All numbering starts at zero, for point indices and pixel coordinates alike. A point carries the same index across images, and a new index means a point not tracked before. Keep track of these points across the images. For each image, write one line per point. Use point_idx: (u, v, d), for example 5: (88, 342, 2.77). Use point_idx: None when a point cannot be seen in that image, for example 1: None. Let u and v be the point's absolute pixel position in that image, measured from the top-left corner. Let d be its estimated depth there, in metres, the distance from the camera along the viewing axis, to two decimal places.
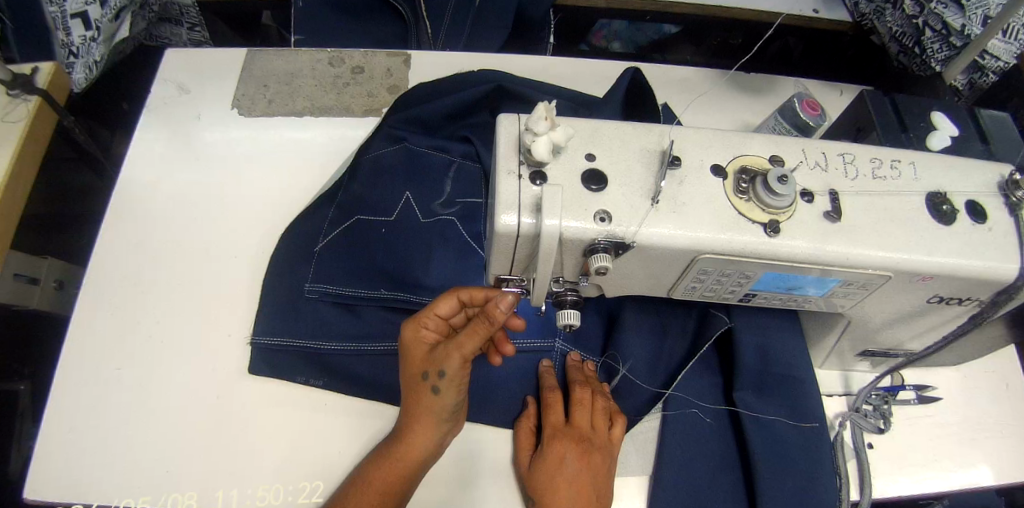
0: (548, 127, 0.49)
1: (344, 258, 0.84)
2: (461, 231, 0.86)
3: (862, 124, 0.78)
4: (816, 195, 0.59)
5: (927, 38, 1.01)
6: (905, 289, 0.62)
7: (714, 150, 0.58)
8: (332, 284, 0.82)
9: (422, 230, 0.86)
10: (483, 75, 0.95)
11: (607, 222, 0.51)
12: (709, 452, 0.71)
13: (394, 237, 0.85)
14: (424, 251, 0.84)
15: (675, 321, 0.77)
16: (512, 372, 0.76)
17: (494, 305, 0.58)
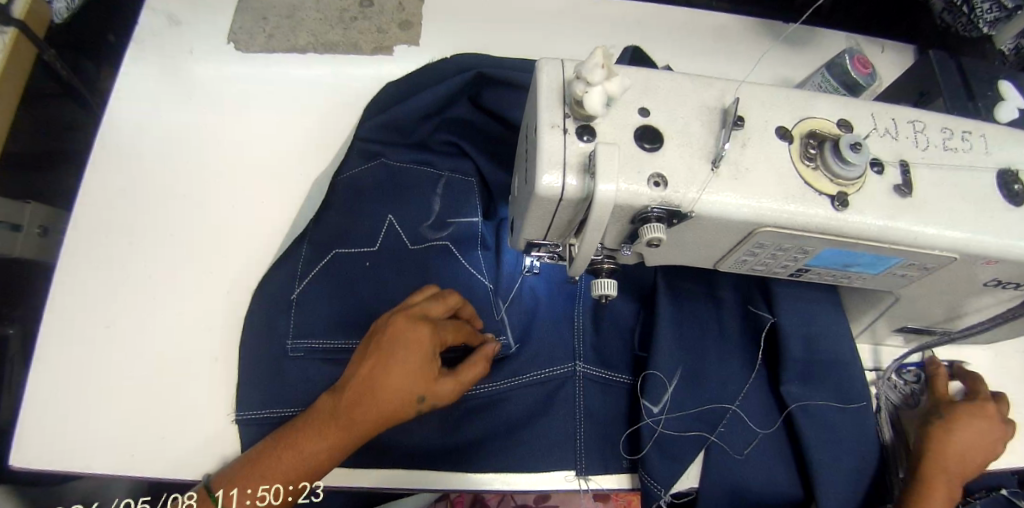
0: (604, 76, 0.43)
1: (350, 213, 0.77)
2: (479, 191, 0.80)
3: (923, 87, 0.72)
4: (886, 166, 0.54)
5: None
6: (967, 272, 0.57)
7: (778, 111, 0.52)
8: (338, 243, 0.75)
9: (439, 188, 0.79)
10: (465, 59, 0.83)
11: (661, 187, 0.45)
12: (748, 433, 0.68)
13: (407, 193, 0.78)
14: (441, 212, 0.78)
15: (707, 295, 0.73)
16: (534, 344, 0.72)
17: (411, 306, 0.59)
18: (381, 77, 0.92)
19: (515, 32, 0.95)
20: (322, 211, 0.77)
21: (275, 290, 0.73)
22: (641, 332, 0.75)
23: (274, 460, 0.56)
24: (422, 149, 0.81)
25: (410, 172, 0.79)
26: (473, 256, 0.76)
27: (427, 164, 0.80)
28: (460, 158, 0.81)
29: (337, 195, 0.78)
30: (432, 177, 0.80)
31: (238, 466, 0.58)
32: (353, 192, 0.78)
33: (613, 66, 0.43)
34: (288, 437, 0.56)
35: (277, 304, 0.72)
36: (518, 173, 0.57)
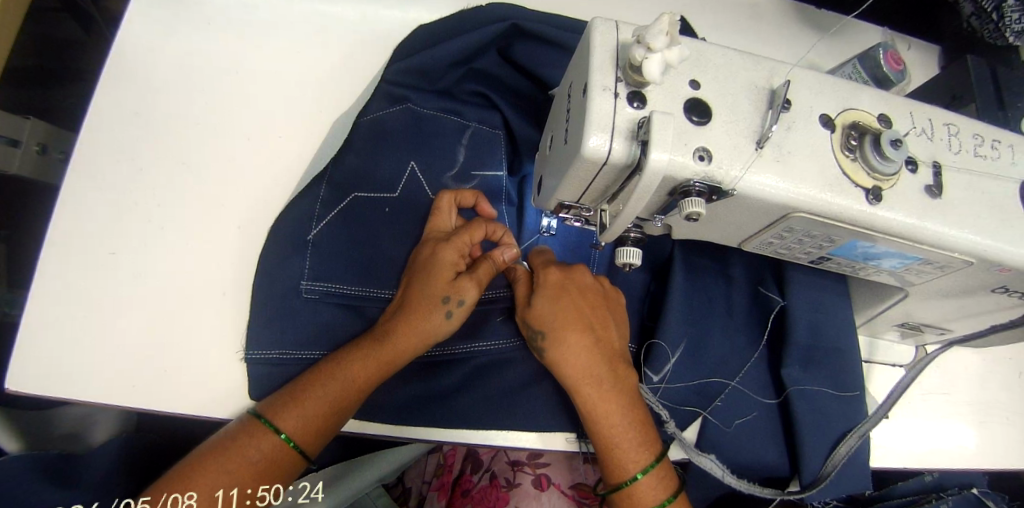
0: (666, 43, 0.42)
1: (371, 158, 0.75)
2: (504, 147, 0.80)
3: (956, 91, 0.72)
4: (920, 165, 0.54)
5: (1006, 5, 0.86)
6: (977, 277, 0.59)
7: (823, 98, 0.52)
8: (357, 189, 0.74)
9: (462, 140, 0.78)
10: (499, 9, 0.78)
11: (706, 162, 0.45)
12: (745, 411, 0.71)
13: (430, 146, 0.77)
14: (463, 167, 0.78)
15: (718, 275, 0.75)
16: None
17: (434, 238, 0.69)
18: (407, 23, 0.89)
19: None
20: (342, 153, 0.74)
21: (288, 229, 0.71)
22: (650, 304, 0.76)
23: (321, 385, 0.61)
24: (446, 101, 0.78)
25: (435, 124, 0.78)
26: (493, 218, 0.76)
27: (454, 116, 0.79)
28: (484, 113, 0.80)
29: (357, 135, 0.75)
30: (456, 130, 0.78)
31: (276, 402, 0.61)
32: (372, 136, 0.75)
33: (678, 34, 0.42)
34: (335, 365, 0.62)
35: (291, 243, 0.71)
36: (554, 132, 0.57)
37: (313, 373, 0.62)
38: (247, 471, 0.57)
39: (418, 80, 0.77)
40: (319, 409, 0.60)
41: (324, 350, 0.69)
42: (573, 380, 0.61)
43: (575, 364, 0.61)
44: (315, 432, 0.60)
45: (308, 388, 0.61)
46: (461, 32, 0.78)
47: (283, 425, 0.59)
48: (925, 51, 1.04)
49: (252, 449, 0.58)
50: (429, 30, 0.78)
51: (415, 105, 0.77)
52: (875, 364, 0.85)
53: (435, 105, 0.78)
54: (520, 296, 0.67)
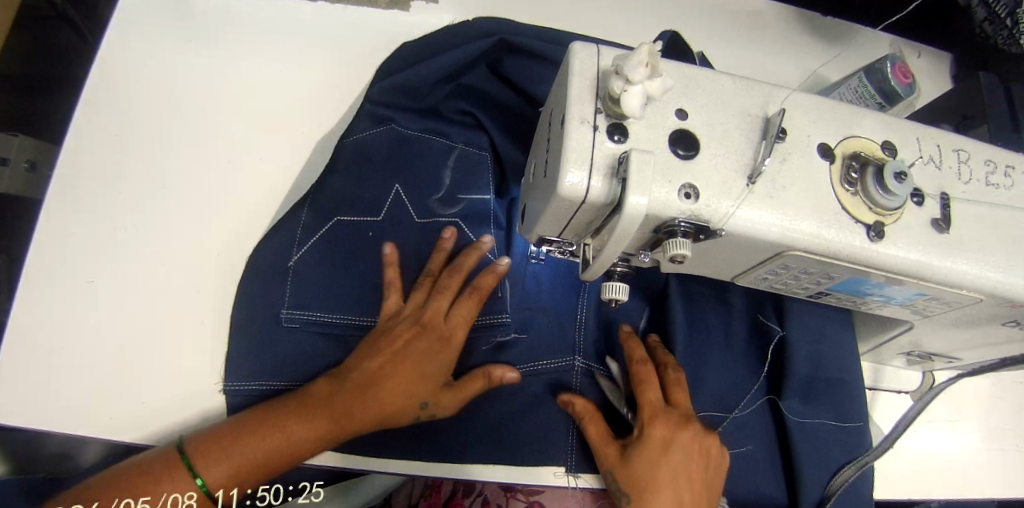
0: (646, 75, 0.39)
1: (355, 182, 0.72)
2: (494, 169, 0.77)
3: (967, 109, 0.68)
4: (926, 197, 0.51)
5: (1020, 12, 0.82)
6: (988, 313, 0.55)
7: (823, 125, 0.49)
8: (336, 212, 0.71)
9: (448, 163, 0.75)
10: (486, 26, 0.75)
11: (692, 199, 0.42)
12: (741, 444, 0.68)
13: (415, 170, 0.74)
14: (449, 191, 0.75)
15: (712, 301, 0.71)
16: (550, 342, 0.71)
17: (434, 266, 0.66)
18: (394, 35, 0.87)
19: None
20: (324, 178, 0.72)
21: (267, 257, 0.69)
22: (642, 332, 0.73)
23: (275, 432, 0.55)
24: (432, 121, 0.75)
25: (420, 145, 0.75)
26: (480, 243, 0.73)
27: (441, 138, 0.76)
28: (473, 135, 0.77)
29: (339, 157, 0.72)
30: (442, 152, 0.75)
31: (222, 435, 0.55)
32: (355, 159, 0.72)
33: (658, 64, 0.39)
34: (296, 410, 0.56)
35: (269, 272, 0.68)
36: (535, 161, 0.54)
37: (265, 415, 0.56)
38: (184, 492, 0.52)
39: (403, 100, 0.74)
40: (254, 452, 0.54)
41: (301, 383, 0.66)
42: (649, 493, 0.55)
43: (664, 481, 0.55)
44: (256, 472, 0.55)
45: (259, 430, 0.55)
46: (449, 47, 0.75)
47: (206, 464, 0.53)
48: (934, 60, 1.00)
49: (194, 477, 0.53)
50: (415, 47, 0.76)
51: (398, 127, 0.74)
52: (879, 390, 0.82)
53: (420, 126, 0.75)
54: (648, 376, 0.61)
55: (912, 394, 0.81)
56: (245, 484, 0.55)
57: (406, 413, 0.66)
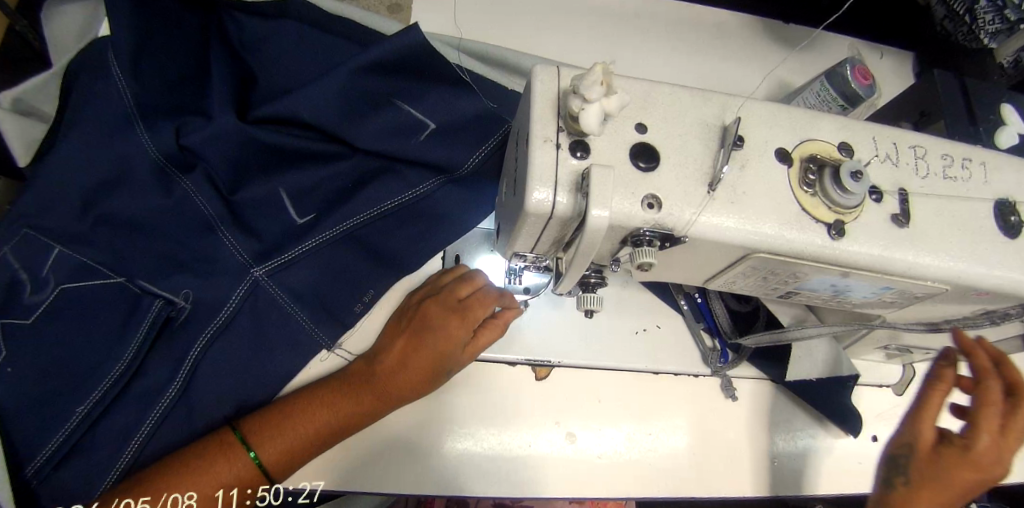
0: (602, 93, 0.41)
1: (169, 359, 0.63)
2: (322, 180, 0.71)
3: (926, 107, 0.70)
4: (884, 194, 0.52)
5: (977, 7, 0.87)
6: (955, 300, 0.57)
7: (779, 130, 0.50)
8: (279, 254, 0.67)
9: (286, 300, 0.67)
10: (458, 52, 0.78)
11: (655, 209, 0.44)
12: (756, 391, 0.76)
13: (240, 302, 0.65)
14: (313, 288, 0.68)
15: (477, 196, 0.73)
16: (533, 340, 0.70)
17: (337, 400, 0.61)
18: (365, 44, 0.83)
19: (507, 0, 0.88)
20: (64, 246, 0.63)
21: (36, 352, 0.60)
22: (621, 353, 0.72)
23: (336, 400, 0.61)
24: (226, 214, 0.68)
25: (216, 270, 0.66)
26: (363, 294, 0.70)
27: (227, 199, 0.69)
28: (272, 192, 0.70)
29: (106, 283, 0.63)
30: (262, 248, 0.68)
31: (258, 422, 0.60)
32: (28, 335, 0.60)
33: (612, 82, 0.41)
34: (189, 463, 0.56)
35: (64, 446, 0.58)
36: (506, 182, 0.55)
37: (296, 399, 0.62)
38: (279, 453, 0.58)
39: (118, 259, 0.65)
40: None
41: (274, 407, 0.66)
42: None
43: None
44: (309, 449, 0.60)
45: (290, 420, 0.59)
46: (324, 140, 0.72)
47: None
48: (897, 59, 1.03)
49: (269, 448, 0.58)
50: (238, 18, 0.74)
51: (192, 345, 0.63)
52: (861, 385, 0.82)
53: (191, 249, 0.67)
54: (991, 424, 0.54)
55: (893, 386, 0.82)
56: (313, 449, 0.60)
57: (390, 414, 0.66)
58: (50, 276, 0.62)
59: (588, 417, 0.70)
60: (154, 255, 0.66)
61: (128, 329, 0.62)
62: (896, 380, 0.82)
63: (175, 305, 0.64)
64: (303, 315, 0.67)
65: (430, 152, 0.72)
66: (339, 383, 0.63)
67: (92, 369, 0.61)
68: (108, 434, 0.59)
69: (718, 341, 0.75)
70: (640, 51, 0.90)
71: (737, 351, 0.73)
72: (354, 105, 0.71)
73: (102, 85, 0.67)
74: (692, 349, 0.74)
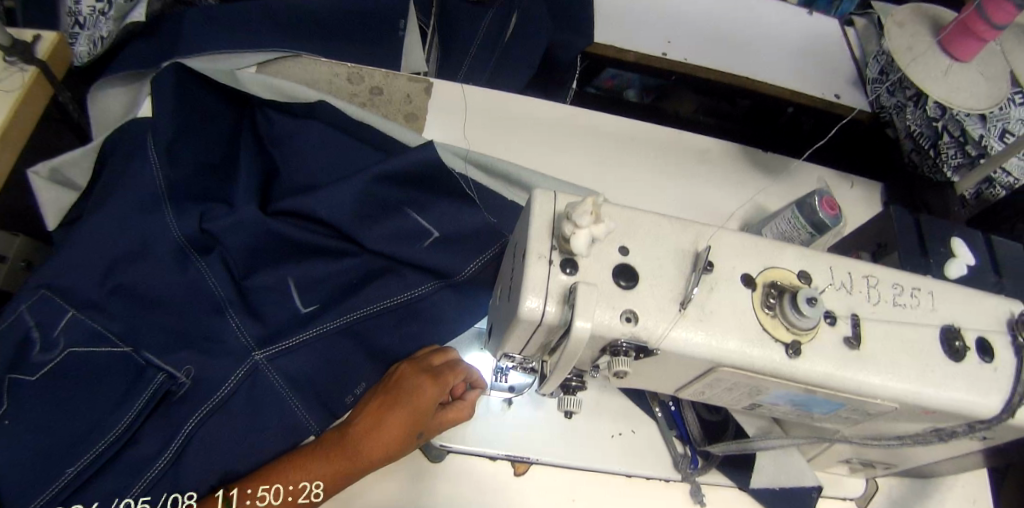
0: (591, 221, 0.48)
1: (162, 430, 0.69)
2: (330, 274, 0.80)
3: (884, 241, 0.78)
4: (839, 318, 0.59)
5: (942, 142, 1.00)
6: (906, 417, 0.62)
7: (745, 258, 0.58)
8: (281, 341, 0.75)
9: (281, 386, 0.73)
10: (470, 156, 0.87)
11: (632, 323, 0.50)
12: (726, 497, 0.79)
13: (237, 384, 0.72)
14: (309, 374, 0.75)
15: (468, 303, 0.82)
16: (515, 431, 0.75)
17: (317, 465, 0.66)
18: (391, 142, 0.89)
19: (514, 115, 1.00)
20: (79, 311, 0.71)
21: None
22: (598, 450, 0.76)
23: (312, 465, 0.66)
24: (236, 299, 0.76)
25: (220, 350, 0.74)
26: (356, 386, 0.77)
27: (239, 282, 0.78)
28: (281, 281, 0.79)
29: (114, 350, 0.70)
30: (265, 333, 0.76)
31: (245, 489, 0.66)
32: (37, 397, 0.66)
33: (600, 213, 0.48)
34: None
35: (50, 503, 0.63)
36: (501, 288, 0.63)
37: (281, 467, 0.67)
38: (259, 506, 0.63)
39: (130, 332, 0.72)
40: None
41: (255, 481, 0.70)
42: None
43: None
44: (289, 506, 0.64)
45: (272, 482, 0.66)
46: (332, 237, 0.82)
47: None
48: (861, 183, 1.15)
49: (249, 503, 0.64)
50: (276, 120, 0.87)
51: (186, 419, 0.69)
52: (828, 498, 0.85)
53: (200, 328, 0.75)
54: None
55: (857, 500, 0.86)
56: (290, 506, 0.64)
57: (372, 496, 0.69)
58: (59, 339, 0.70)
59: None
60: (163, 331, 0.73)
61: (129, 397, 0.68)
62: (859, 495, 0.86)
63: (175, 380, 0.70)
64: (295, 400, 0.73)
65: (429, 261, 0.80)
66: (320, 450, 0.68)
67: (87, 431, 0.66)
68: (93, 494, 0.65)
69: (689, 446, 0.78)
70: (629, 164, 1.01)
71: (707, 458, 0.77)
72: (367, 205, 0.80)
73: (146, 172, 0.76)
74: (664, 454, 0.77)
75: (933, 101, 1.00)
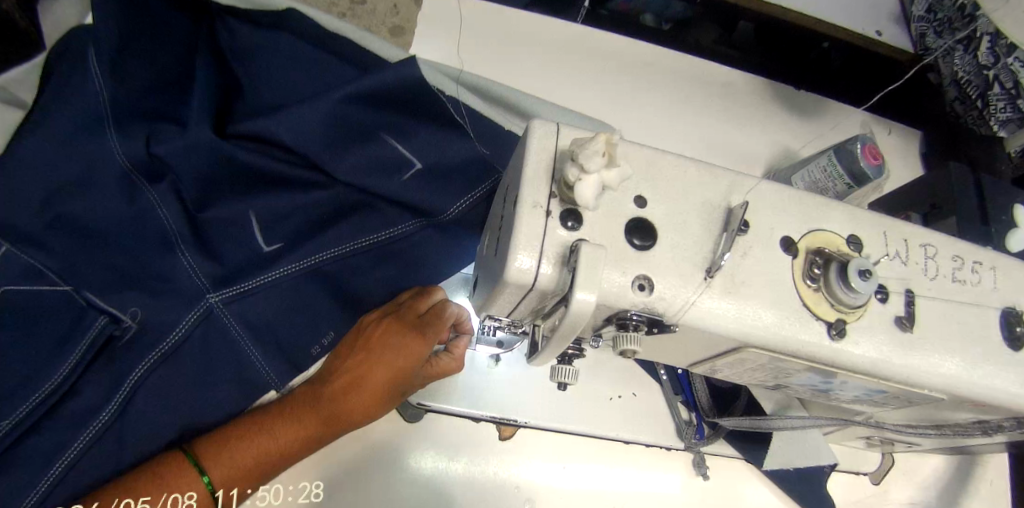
0: (602, 165, 0.38)
1: (105, 381, 0.59)
2: (297, 209, 0.69)
3: (937, 200, 0.71)
4: (891, 293, 0.49)
5: (990, 95, 0.84)
6: (952, 408, 0.53)
7: (786, 217, 0.48)
8: (242, 282, 0.65)
9: (241, 333, 0.65)
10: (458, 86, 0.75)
11: (646, 291, 0.40)
12: (727, 468, 0.74)
13: (189, 329, 0.63)
14: (273, 322, 0.66)
15: (457, 245, 0.73)
16: (499, 397, 0.67)
17: (289, 425, 0.58)
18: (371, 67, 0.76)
19: (515, 33, 0.86)
20: (13, 246, 0.59)
21: None
22: (593, 419, 0.68)
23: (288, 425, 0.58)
24: (190, 233, 0.66)
25: (170, 292, 0.64)
26: (323, 335, 0.68)
27: (192, 214, 0.67)
28: (242, 215, 0.68)
29: (52, 289, 0.60)
30: (223, 274, 0.66)
31: (202, 448, 0.56)
32: None
33: (614, 155, 0.38)
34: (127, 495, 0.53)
35: None
36: (488, 239, 0.53)
37: (246, 423, 0.58)
38: (234, 471, 0.55)
39: (70, 269, 0.61)
40: None
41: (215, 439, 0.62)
42: None
43: None
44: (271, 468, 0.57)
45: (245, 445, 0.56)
46: (302, 168, 0.70)
47: None
48: (906, 135, 1.02)
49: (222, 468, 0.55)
50: (234, 29, 0.73)
51: (133, 368, 0.60)
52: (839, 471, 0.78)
53: (147, 266, 0.64)
54: None
55: (871, 475, 0.78)
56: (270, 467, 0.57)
57: (343, 459, 0.64)
58: None
59: (552, 479, 0.68)
60: (108, 268, 0.63)
61: (66, 343, 0.58)
62: (875, 469, 0.79)
63: (120, 324, 0.61)
64: (255, 349, 0.65)
65: (413, 196, 0.70)
66: (293, 406, 0.60)
67: (16, 384, 0.56)
68: (26, 457, 0.55)
69: (694, 414, 0.71)
70: (646, 103, 0.88)
71: (714, 427, 0.69)
72: (339, 134, 0.69)
73: (79, 83, 0.64)
74: (667, 420, 0.71)
75: (986, 43, 0.82)
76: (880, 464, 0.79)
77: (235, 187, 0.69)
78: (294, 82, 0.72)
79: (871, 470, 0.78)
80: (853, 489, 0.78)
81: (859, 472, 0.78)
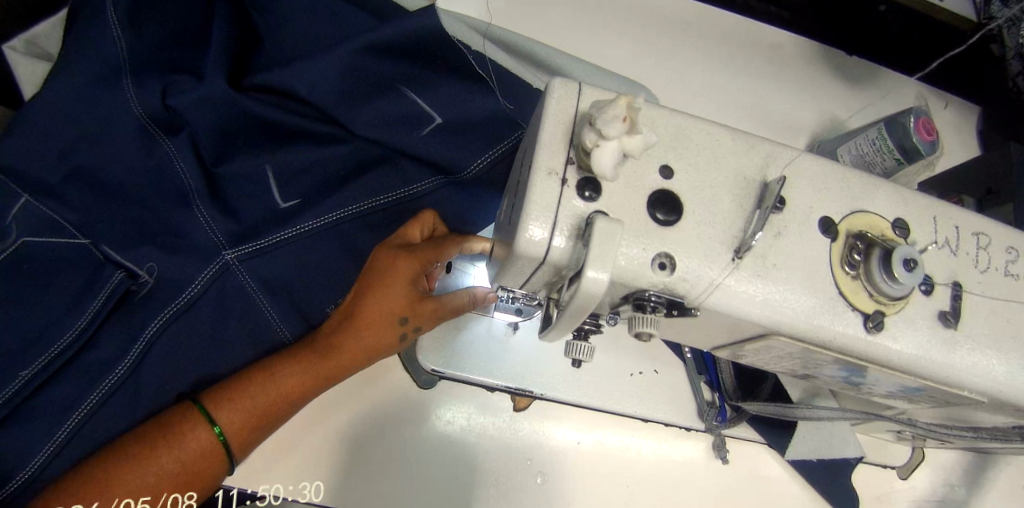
0: (623, 130, 0.34)
1: (125, 335, 0.59)
2: (311, 165, 0.67)
3: (994, 184, 0.65)
4: (935, 286, 0.46)
5: None
6: (991, 410, 0.49)
7: (826, 196, 0.43)
8: (256, 238, 0.64)
9: (254, 289, 0.64)
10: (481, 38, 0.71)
11: (667, 270, 0.37)
12: (748, 454, 0.72)
13: (206, 285, 0.62)
14: (286, 279, 0.65)
15: (477, 206, 0.71)
16: (511, 368, 0.65)
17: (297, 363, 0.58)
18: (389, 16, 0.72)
19: None
20: (35, 198, 0.58)
21: None
22: (606, 396, 0.66)
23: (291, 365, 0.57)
24: (205, 188, 0.64)
25: (185, 246, 0.63)
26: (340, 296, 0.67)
27: (209, 169, 0.66)
28: (257, 170, 0.66)
29: (71, 241, 0.59)
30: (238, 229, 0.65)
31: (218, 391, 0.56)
32: None
33: (637, 119, 0.34)
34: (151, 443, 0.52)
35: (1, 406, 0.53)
36: (505, 205, 0.50)
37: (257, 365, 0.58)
38: (249, 412, 0.55)
39: (85, 219, 0.60)
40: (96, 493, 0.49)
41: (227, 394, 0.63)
42: None
43: None
44: (281, 408, 0.57)
45: (254, 388, 0.56)
46: (317, 123, 0.68)
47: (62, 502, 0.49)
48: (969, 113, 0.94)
49: (235, 409, 0.55)
50: None
51: (150, 322, 0.60)
52: (865, 462, 0.75)
53: (165, 222, 0.64)
54: None
55: (898, 469, 0.75)
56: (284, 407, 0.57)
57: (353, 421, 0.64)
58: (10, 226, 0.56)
59: (566, 454, 0.67)
60: (126, 220, 0.62)
61: (87, 293, 0.58)
62: (902, 462, 0.75)
63: (137, 279, 0.60)
64: (268, 306, 0.64)
65: (430, 157, 0.68)
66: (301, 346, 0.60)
67: (34, 330, 0.56)
68: (47, 406, 0.55)
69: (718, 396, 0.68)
70: (682, 68, 0.83)
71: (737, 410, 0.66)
72: (354, 89, 0.66)
73: (91, 30, 0.61)
74: (688, 401, 0.69)
75: None
76: (908, 456, 0.76)
77: (247, 144, 0.68)
78: (309, 31, 0.69)
79: (899, 462, 0.75)
80: (879, 482, 0.75)
81: (886, 464, 0.75)
